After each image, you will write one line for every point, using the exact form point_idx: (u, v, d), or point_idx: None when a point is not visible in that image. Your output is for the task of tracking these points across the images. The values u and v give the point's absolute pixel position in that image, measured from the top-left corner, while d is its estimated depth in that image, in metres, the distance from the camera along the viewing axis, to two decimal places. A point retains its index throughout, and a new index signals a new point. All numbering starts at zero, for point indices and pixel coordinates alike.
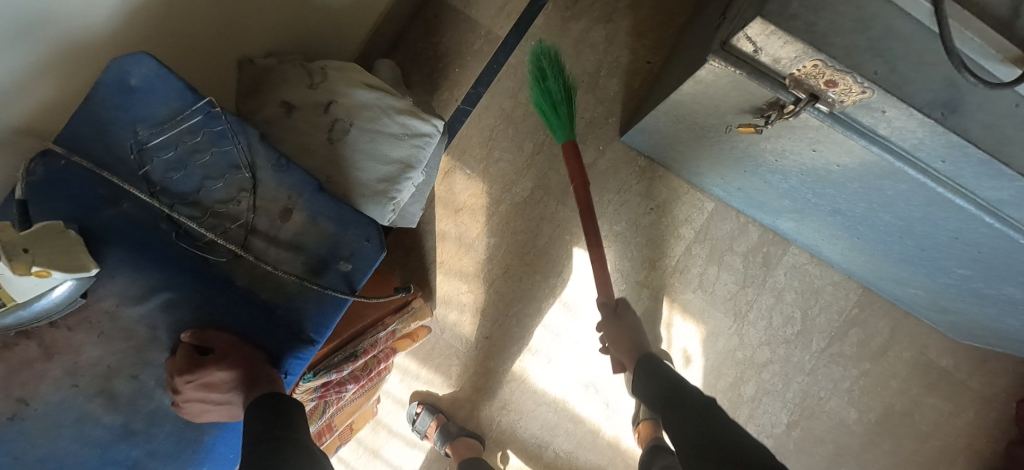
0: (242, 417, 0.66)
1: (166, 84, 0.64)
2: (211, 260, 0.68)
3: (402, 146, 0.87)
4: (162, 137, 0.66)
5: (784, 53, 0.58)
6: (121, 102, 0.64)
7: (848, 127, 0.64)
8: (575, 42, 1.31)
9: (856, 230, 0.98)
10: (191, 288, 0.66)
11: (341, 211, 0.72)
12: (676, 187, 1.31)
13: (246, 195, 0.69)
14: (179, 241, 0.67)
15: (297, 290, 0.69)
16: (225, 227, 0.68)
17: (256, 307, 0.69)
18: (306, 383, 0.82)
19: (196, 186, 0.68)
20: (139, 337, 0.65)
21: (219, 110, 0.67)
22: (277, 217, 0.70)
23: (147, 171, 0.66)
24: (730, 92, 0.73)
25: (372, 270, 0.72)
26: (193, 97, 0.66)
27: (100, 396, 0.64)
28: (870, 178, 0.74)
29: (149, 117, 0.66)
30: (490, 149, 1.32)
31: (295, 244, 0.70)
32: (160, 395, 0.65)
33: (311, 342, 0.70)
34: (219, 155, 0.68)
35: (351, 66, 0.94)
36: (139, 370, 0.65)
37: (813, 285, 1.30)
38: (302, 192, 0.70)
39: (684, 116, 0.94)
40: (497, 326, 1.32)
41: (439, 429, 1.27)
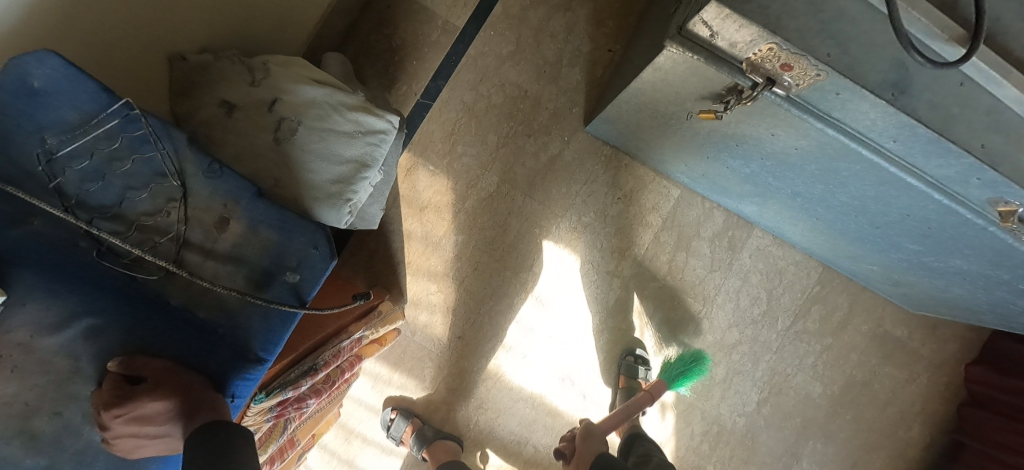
0: (182, 448, 0.62)
1: (72, 84, 0.57)
2: (139, 279, 0.62)
3: (356, 144, 0.83)
4: (73, 144, 0.59)
5: (740, 37, 0.57)
6: (18, 107, 0.56)
7: (805, 110, 0.63)
8: (534, 31, 1.28)
9: (814, 212, 0.99)
10: (118, 310, 0.59)
11: (283, 216, 0.70)
12: (642, 175, 1.31)
13: (175, 205, 0.64)
14: (101, 260, 0.60)
15: (239, 305, 0.66)
16: (153, 242, 0.63)
17: (193, 328, 0.64)
18: (257, 405, 0.75)
19: (118, 198, 0.61)
20: (60, 370, 0.55)
21: (138, 113, 0.61)
22: (213, 228, 0.66)
23: (58, 184, 0.59)
24: (689, 78, 0.71)
25: (321, 280, 0.71)
26: (107, 98, 0.59)
27: (20, 438, 0.54)
28: (826, 160, 0.75)
29: (58, 123, 0.58)
30: (452, 144, 1.29)
31: (234, 256, 0.67)
32: (89, 432, 0.57)
33: (258, 361, 0.67)
34: (142, 162, 0.62)
35: (296, 61, 0.90)
36: (63, 406, 0.56)
37: (777, 266, 1.32)
38: (239, 199, 0.67)
39: (647, 104, 0.93)
40: (469, 325, 1.30)
41: (416, 433, 1.24)
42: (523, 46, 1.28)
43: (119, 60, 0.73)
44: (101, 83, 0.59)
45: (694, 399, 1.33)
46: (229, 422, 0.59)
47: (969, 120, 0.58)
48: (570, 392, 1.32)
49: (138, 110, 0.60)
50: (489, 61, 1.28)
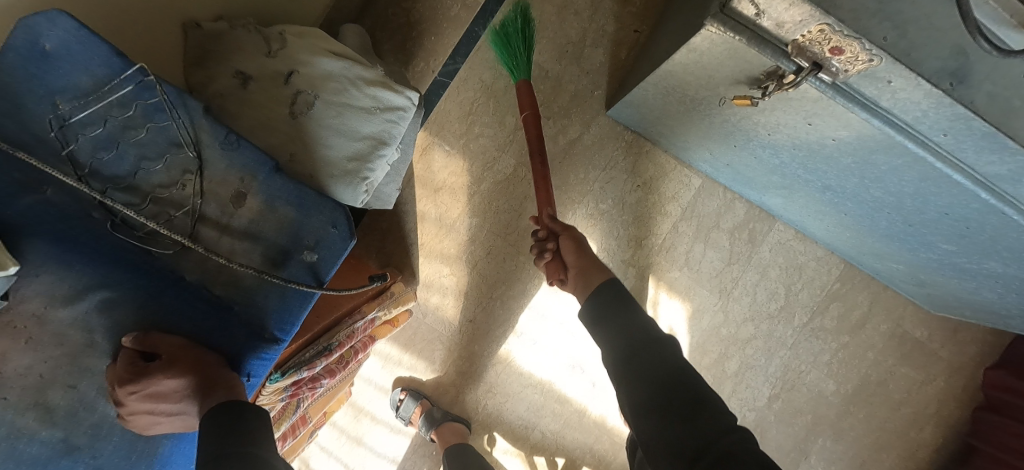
0: (198, 425, 0.61)
1: (84, 48, 0.54)
2: (153, 252, 0.61)
3: (373, 120, 0.81)
4: (86, 111, 0.57)
5: (789, 17, 0.53)
6: (29, 70, 0.54)
7: (851, 99, 0.60)
8: (558, 8, 1.24)
9: (843, 206, 0.96)
10: (133, 285, 0.58)
11: (301, 193, 0.67)
12: (662, 163, 1.27)
13: (191, 178, 0.62)
14: (114, 232, 0.59)
15: (256, 283, 0.64)
16: (168, 215, 0.62)
17: (208, 304, 0.62)
18: (272, 385, 0.75)
19: (132, 168, 0.60)
20: (74, 343, 0.55)
21: (153, 79, 0.58)
22: (229, 203, 0.64)
23: (71, 151, 0.57)
24: (726, 61, 0.68)
25: (340, 260, 0.69)
26: (121, 64, 0.57)
27: (35, 410, 0.53)
28: (865, 153, 0.71)
29: (69, 88, 0.56)
30: (470, 124, 1.26)
31: (251, 233, 0.65)
32: (104, 407, 0.56)
33: (274, 340, 0.65)
34: (157, 131, 0.60)
35: (314, 32, 0.87)
36: (78, 379, 0.55)
37: (797, 261, 1.28)
38: (256, 174, 0.65)
39: (675, 88, 0.89)
40: (481, 308, 1.28)
41: (425, 415, 1.24)
42: (546, 24, 1.24)
43: (130, 23, 0.71)
44: (114, 47, 0.56)
45: None
46: (244, 402, 0.58)
47: None
48: (579, 379, 1.30)
49: (152, 77, 0.58)
50: None
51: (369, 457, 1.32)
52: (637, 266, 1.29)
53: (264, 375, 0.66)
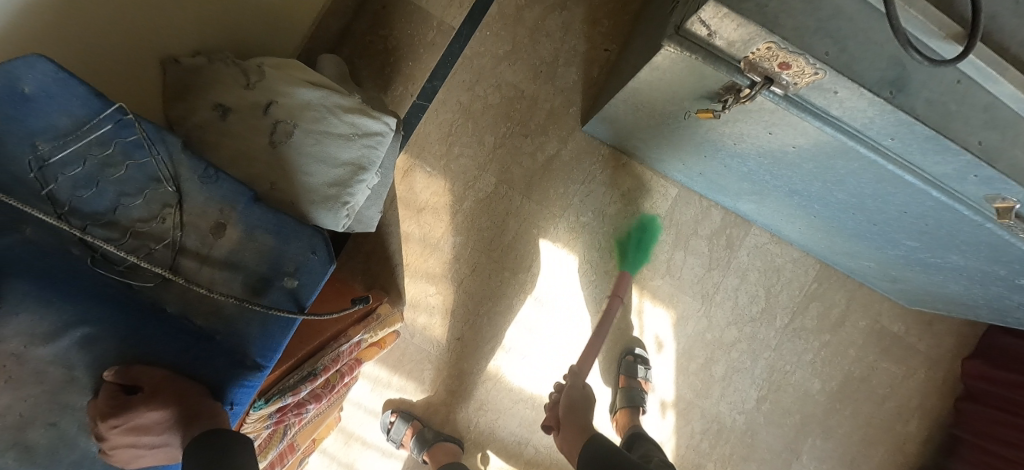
0: (180, 456, 0.61)
1: (64, 91, 0.56)
2: (134, 285, 0.62)
3: (352, 146, 0.83)
4: (66, 151, 0.58)
5: (738, 36, 0.57)
6: (11, 113, 0.55)
7: (804, 109, 0.63)
8: (529, 31, 1.29)
9: (811, 209, 1.00)
10: (115, 320, 0.58)
11: (281, 222, 0.69)
12: (639, 174, 1.31)
13: (170, 211, 0.63)
14: (96, 268, 0.60)
15: (237, 311, 0.66)
16: (148, 248, 0.62)
17: (190, 335, 0.63)
18: (256, 412, 0.75)
19: (112, 205, 0.61)
20: (54, 381, 0.55)
21: (132, 117, 0.60)
22: (209, 234, 0.65)
23: (51, 191, 0.58)
24: (687, 77, 0.71)
25: (320, 285, 0.71)
26: (100, 104, 0.59)
27: (13, 450, 0.53)
28: (824, 158, 0.74)
29: (49, 129, 0.57)
30: (449, 144, 1.29)
31: (231, 262, 0.66)
32: (85, 442, 0.56)
33: (257, 367, 0.66)
34: (136, 168, 0.62)
35: (292, 64, 0.90)
36: (59, 416, 0.55)
37: (775, 264, 1.32)
38: (235, 204, 0.67)
39: (644, 103, 0.93)
40: (468, 326, 1.30)
41: (416, 436, 1.24)
42: (519, 46, 1.29)
43: (111, 63, 0.72)
44: (93, 88, 0.58)
45: (694, 397, 1.33)
46: (227, 431, 0.59)
47: (966, 116, 0.58)
48: None
49: (132, 115, 0.60)
50: (484, 61, 1.29)
51: None
52: (618, 276, 1.31)
53: (248, 403, 0.66)
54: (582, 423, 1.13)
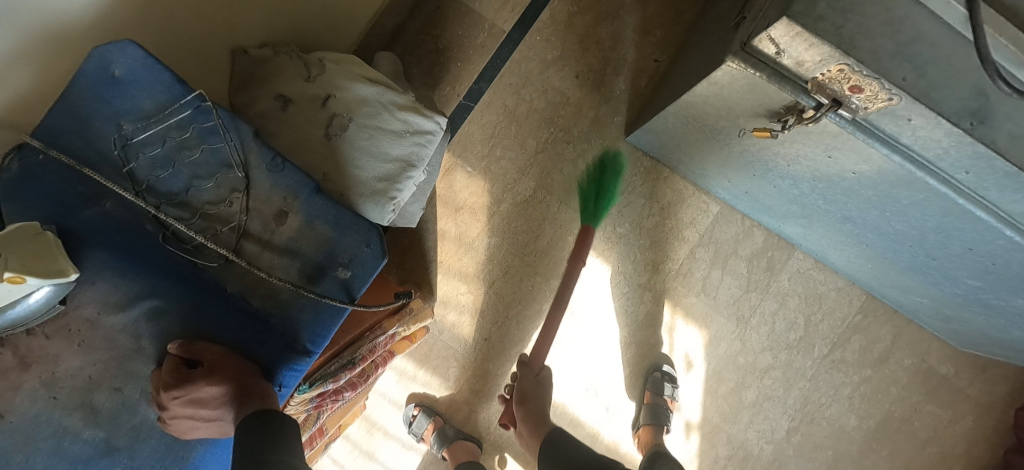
0: (233, 433, 0.62)
1: (149, 75, 0.59)
2: (200, 264, 0.64)
3: (403, 143, 0.84)
4: (148, 132, 0.61)
5: (809, 56, 0.55)
6: (99, 93, 0.58)
7: (871, 135, 0.61)
8: (580, 38, 1.29)
9: (864, 238, 0.97)
10: (180, 295, 0.61)
11: (339, 214, 0.68)
12: (681, 188, 1.29)
13: (238, 196, 0.64)
14: (166, 245, 0.62)
15: (292, 297, 0.65)
16: (215, 230, 0.64)
17: (247, 316, 0.64)
18: (301, 396, 0.77)
19: (185, 186, 0.63)
20: (122, 348, 0.58)
21: (210, 104, 0.62)
22: (272, 220, 0.66)
23: (131, 169, 0.61)
24: (746, 94, 0.70)
25: (372, 278, 0.69)
26: (181, 90, 0.61)
27: (80, 410, 0.57)
28: (885, 186, 0.72)
29: (134, 110, 0.60)
30: (491, 146, 1.29)
31: (290, 249, 0.67)
32: (145, 409, 0.59)
33: (306, 353, 0.66)
34: (210, 152, 0.64)
35: (351, 59, 0.91)
36: (123, 382, 0.58)
37: (817, 291, 1.28)
38: (298, 194, 0.67)
39: (695, 117, 0.91)
40: (497, 328, 1.30)
41: (437, 432, 1.25)
42: (569, 52, 1.29)
43: (186, 49, 0.75)
44: (176, 75, 0.61)
45: (720, 420, 1.30)
46: (276, 412, 0.59)
47: None
48: (593, 402, 1.31)
49: (209, 102, 0.62)
50: (533, 66, 1.29)
51: None
52: (650, 288, 1.30)
53: (294, 386, 0.66)
54: (540, 415, 1.06)
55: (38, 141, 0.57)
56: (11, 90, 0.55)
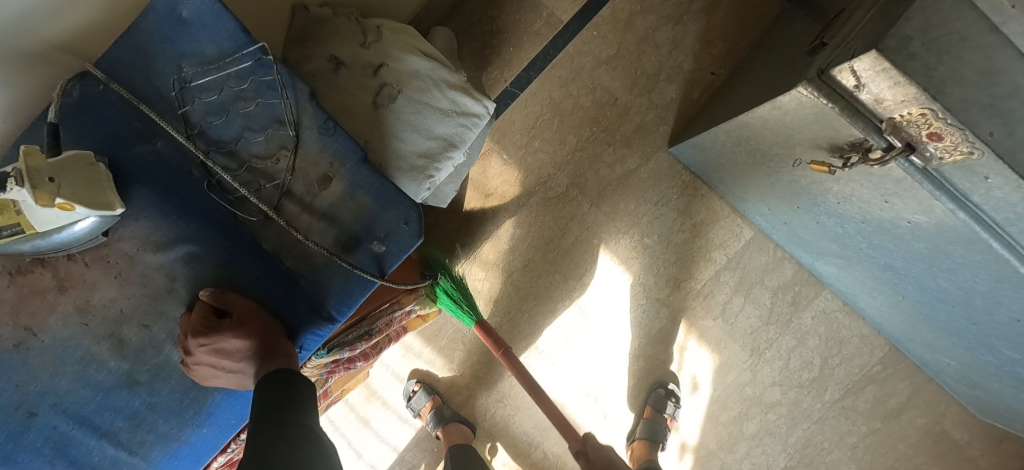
0: (250, 386, 0.63)
1: (215, 21, 0.58)
2: (239, 217, 0.62)
3: (449, 123, 0.82)
4: (206, 77, 0.60)
5: (891, 94, 0.52)
6: (164, 33, 0.58)
7: (940, 186, 0.58)
8: (638, 40, 1.27)
9: (902, 290, 0.94)
10: (216, 242, 0.60)
11: (382, 186, 0.65)
12: (716, 209, 1.27)
13: (286, 154, 0.62)
14: (209, 192, 0.61)
15: (324, 263, 0.64)
16: (259, 184, 0.62)
17: (279, 274, 0.63)
18: (317, 360, 0.79)
19: (236, 136, 0.62)
20: (155, 286, 0.59)
21: (270, 59, 0.60)
22: (315, 184, 0.63)
23: (186, 111, 0.60)
24: (810, 124, 0.67)
25: (406, 256, 0.66)
26: (245, 41, 0.59)
27: (108, 340, 0.59)
28: (940, 242, 0.70)
29: (196, 54, 0.59)
30: (531, 137, 1.27)
31: (328, 215, 0.64)
32: (170, 351, 0.60)
33: (330, 320, 0.65)
34: (265, 106, 0.62)
35: (408, 29, 0.90)
36: (152, 320, 0.60)
37: (839, 334, 1.25)
38: (345, 161, 0.64)
39: (750, 139, 0.88)
40: (508, 319, 1.28)
41: (434, 411, 1.24)
42: (624, 52, 1.27)
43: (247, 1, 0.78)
44: (241, 24, 0.59)
45: (717, 448, 1.28)
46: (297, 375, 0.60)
47: None
48: (592, 408, 1.29)
49: (270, 57, 0.59)
50: (585, 62, 1.27)
51: (371, 441, 1.31)
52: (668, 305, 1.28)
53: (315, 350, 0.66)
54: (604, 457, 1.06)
55: (101, 72, 0.57)
56: (78, 19, 0.56)
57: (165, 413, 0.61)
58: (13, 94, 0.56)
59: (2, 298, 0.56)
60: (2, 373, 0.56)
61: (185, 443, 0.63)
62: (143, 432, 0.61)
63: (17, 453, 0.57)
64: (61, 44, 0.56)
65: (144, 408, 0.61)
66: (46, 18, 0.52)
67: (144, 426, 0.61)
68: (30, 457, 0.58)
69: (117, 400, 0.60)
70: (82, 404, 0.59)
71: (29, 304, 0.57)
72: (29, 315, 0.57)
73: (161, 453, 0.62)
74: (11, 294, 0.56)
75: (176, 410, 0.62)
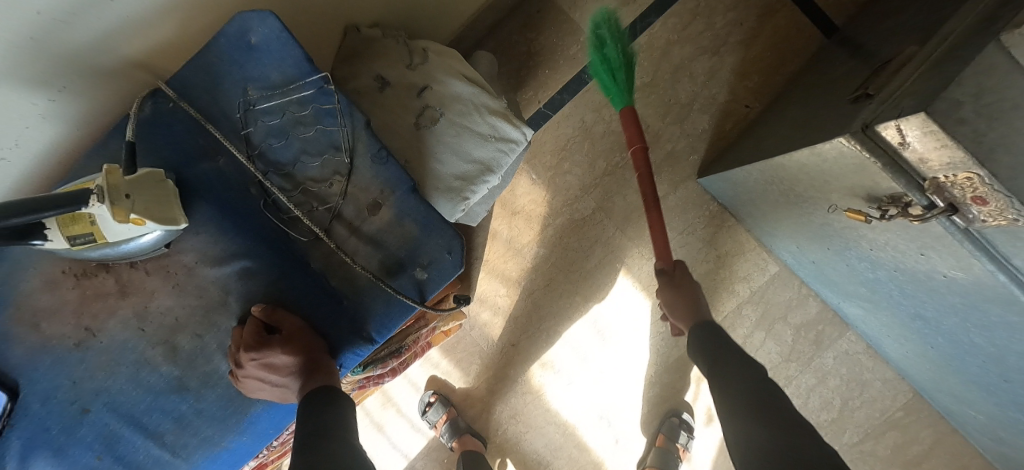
0: (292, 401, 0.64)
1: (281, 48, 0.61)
2: (291, 235, 0.65)
3: (487, 148, 0.84)
4: (269, 102, 0.63)
5: (935, 156, 0.52)
6: (233, 57, 0.61)
7: (980, 247, 0.58)
8: (674, 69, 1.28)
9: (932, 339, 0.92)
10: (271, 260, 0.63)
11: (429, 216, 0.67)
12: (742, 240, 1.27)
13: (339, 179, 0.65)
14: (265, 211, 0.64)
15: (367, 286, 0.66)
16: (311, 206, 0.65)
17: (325, 293, 0.65)
18: (354, 376, 0.81)
19: (294, 158, 0.64)
20: (210, 299, 0.62)
21: (332, 88, 0.62)
22: (365, 209, 0.65)
23: (248, 132, 0.63)
24: (849, 174, 0.67)
25: (447, 284, 0.67)
26: (308, 69, 0.62)
27: (162, 346, 0.61)
28: (977, 299, 0.69)
29: (262, 79, 0.62)
30: (561, 159, 1.28)
31: (375, 239, 0.66)
32: (219, 361, 0.62)
33: (370, 341, 0.66)
34: (323, 133, 0.64)
35: (452, 53, 0.92)
36: (205, 330, 0.62)
37: (861, 377, 1.23)
38: (395, 189, 0.66)
39: (783, 179, 0.88)
40: (526, 336, 1.29)
41: (451, 422, 1.25)
42: (658, 80, 1.28)
43: (304, 25, 0.80)
44: (307, 53, 0.62)
45: None
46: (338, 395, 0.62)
47: None
48: (604, 430, 1.29)
49: (332, 86, 0.62)
50: None
51: (383, 446, 1.31)
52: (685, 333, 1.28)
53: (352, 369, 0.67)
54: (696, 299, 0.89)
55: (171, 90, 0.61)
56: (155, 36, 0.58)
57: (210, 418, 0.63)
58: (86, 103, 0.58)
59: (66, 299, 0.60)
60: (64, 368, 0.60)
61: (226, 449, 0.64)
62: (187, 435, 0.62)
63: (69, 445, 0.60)
64: (137, 59, 0.59)
65: (190, 413, 0.62)
66: (123, 37, 0.54)
67: (189, 429, 0.62)
68: (80, 451, 0.60)
69: (166, 403, 0.62)
70: (134, 405, 0.61)
71: (91, 307, 0.60)
72: (90, 317, 0.60)
73: (203, 456, 0.63)
74: (74, 296, 0.60)
75: (220, 417, 0.63)
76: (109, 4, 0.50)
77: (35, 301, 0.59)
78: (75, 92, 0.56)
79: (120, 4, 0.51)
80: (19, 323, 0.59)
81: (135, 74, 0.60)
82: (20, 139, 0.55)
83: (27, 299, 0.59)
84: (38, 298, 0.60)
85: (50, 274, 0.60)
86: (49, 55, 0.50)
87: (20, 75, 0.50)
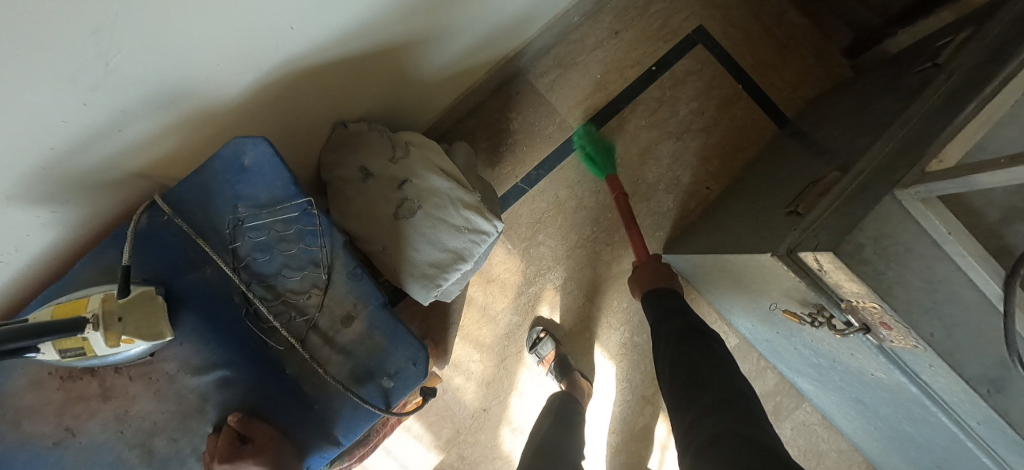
0: None
1: (272, 171, 0.69)
2: (269, 343, 0.71)
3: (460, 238, 0.90)
4: (257, 220, 0.70)
5: (846, 286, 0.60)
6: (227, 178, 0.68)
7: (892, 360, 0.65)
8: (642, 151, 1.37)
9: (874, 421, 0.98)
10: (248, 371, 0.69)
11: (398, 329, 0.74)
12: (704, 314, 1.34)
13: (317, 292, 0.72)
14: (246, 320, 0.70)
15: (335, 391, 0.72)
16: (290, 316, 0.72)
17: (297, 398, 0.71)
18: None
19: (276, 271, 0.71)
20: (188, 405, 0.66)
21: (315, 212, 0.71)
22: (339, 321, 0.73)
23: (236, 246, 0.70)
24: (784, 283, 0.75)
25: (410, 392, 0.74)
26: (295, 193, 0.70)
27: (138, 449, 0.64)
28: (902, 398, 0.75)
29: (251, 198, 0.70)
30: (536, 231, 1.35)
31: (347, 349, 0.73)
32: (191, 464, 0.66)
33: (337, 443, 0.72)
34: (304, 250, 0.72)
35: (433, 143, 0.99)
36: (180, 435, 0.65)
37: (818, 447, 1.29)
38: (367, 304, 0.73)
39: (733, 272, 0.96)
40: (498, 400, 1.33)
41: (559, 360, 1.28)
42: (627, 161, 1.37)
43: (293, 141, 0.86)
44: (294, 177, 0.70)
45: None
46: None
47: None
48: None
49: (315, 210, 0.71)
50: None
51: None
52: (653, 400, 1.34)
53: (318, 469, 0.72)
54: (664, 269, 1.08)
55: (165, 204, 0.67)
56: (157, 153, 0.63)
57: None
58: (85, 212, 0.62)
59: (49, 400, 0.63)
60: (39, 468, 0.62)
61: None
62: None
63: None
64: (140, 172, 0.63)
65: None
66: (126, 158, 0.60)
67: None
68: None
69: None
70: None
71: (73, 408, 0.63)
72: (72, 417, 0.63)
73: None
74: (58, 397, 0.63)
75: None
76: (115, 134, 0.56)
77: (17, 400, 0.62)
78: (76, 203, 0.60)
79: (126, 133, 0.56)
80: (2, 421, 0.61)
81: (136, 182, 0.65)
82: (20, 245, 0.59)
83: (12, 398, 0.62)
84: (19, 398, 0.62)
85: (37, 375, 0.63)
86: (57, 178, 0.55)
87: (27, 196, 0.54)
